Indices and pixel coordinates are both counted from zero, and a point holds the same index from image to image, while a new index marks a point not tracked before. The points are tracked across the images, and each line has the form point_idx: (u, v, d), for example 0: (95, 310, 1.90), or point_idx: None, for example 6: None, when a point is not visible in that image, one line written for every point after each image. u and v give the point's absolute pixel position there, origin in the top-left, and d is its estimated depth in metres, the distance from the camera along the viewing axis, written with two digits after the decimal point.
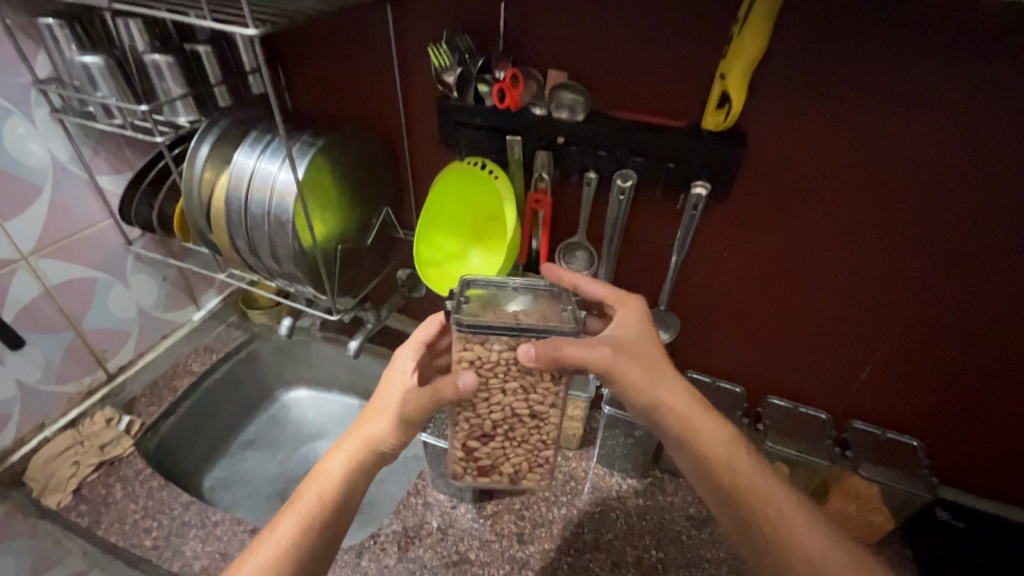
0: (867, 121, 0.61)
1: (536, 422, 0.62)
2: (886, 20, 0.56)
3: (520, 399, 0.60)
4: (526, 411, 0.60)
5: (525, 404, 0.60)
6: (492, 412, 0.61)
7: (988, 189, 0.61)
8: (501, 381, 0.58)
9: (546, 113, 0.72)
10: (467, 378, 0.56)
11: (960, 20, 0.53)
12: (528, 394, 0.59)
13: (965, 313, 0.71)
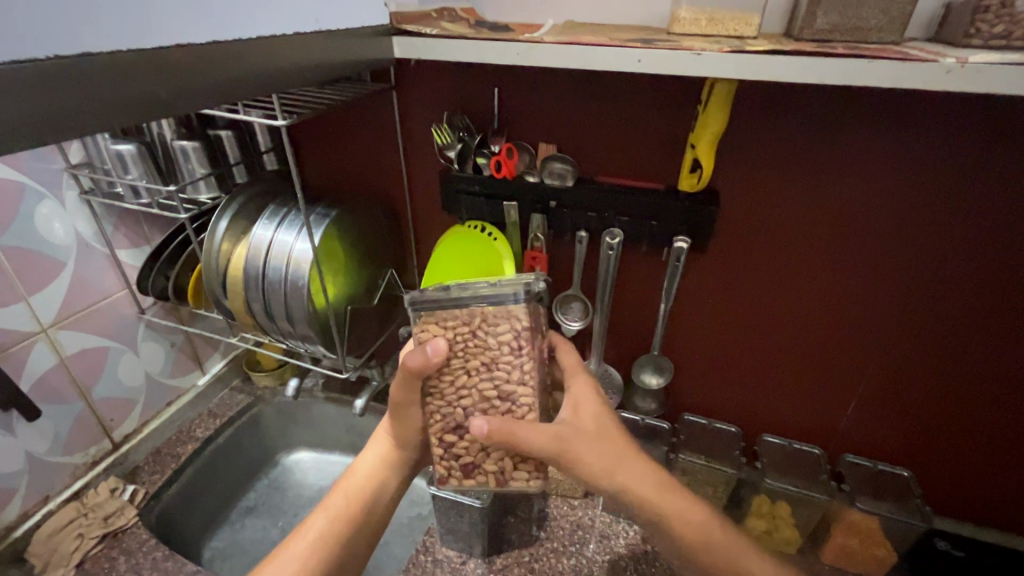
0: (822, 179, 0.70)
1: (506, 405, 0.55)
2: (828, 97, 0.65)
3: (483, 378, 0.55)
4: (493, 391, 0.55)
5: (491, 384, 0.55)
6: (461, 397, 0.56)
7: (940, 231, 0.68)
8: (464, 361, 0.55)
9: (539, 179, 0.80)
10: (438, 343, 0.54)
11: (890, 95, 0.63)
12: (492, 372, 0.55)
13: (938, 342, 0.77)
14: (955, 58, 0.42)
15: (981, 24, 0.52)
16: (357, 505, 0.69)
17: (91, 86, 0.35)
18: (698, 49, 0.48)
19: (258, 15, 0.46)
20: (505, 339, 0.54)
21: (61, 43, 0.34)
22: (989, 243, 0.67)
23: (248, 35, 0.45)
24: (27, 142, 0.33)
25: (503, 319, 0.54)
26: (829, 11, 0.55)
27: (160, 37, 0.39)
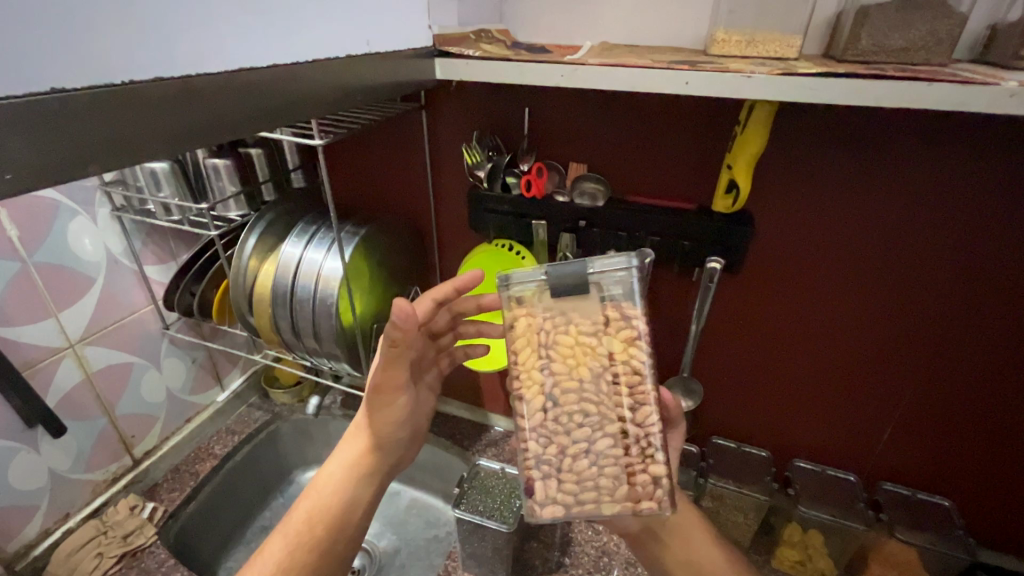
0: (861, 199, 0.69)
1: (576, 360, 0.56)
2: (873, 117, 0.64)
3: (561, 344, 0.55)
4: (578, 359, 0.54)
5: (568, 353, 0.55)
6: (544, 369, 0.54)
7: (1002, 251, 0.66)
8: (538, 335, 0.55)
9: (569, 200, 0.79)
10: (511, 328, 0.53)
11: (935, 116, 0.62)
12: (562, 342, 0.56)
13: (997, 367, 0.74)
14: (1015, 83, 0.42)
15: None
16: (324, 523, 0.63)
17: (161, 111, 0.35)
18: (746, 72, 0.48)
19: (311, 39, 0.46)
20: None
21: (136, 69, 0.33)
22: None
23: (304, 59, 0.46)
24: (100, 167, 0.33)
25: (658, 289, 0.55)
26: (873, 33, 0.55)
27: (226, 63, 0.39)
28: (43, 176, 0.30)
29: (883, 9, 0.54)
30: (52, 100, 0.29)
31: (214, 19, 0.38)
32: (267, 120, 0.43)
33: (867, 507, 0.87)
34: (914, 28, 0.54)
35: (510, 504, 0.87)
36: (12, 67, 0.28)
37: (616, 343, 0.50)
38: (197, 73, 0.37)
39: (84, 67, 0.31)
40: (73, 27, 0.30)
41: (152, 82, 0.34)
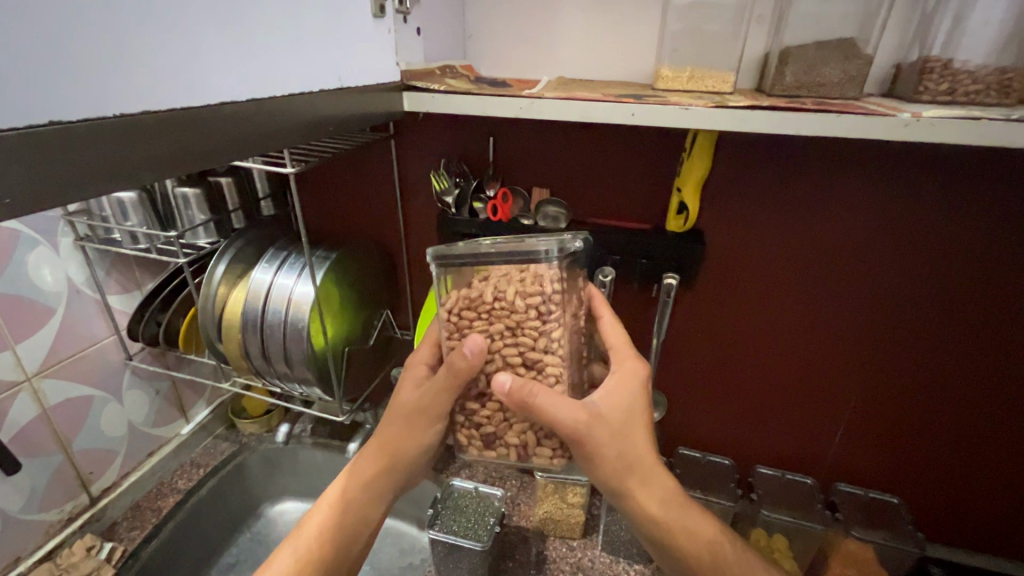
0: (798, 216, 0.75)
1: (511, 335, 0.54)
2: (801, 144, 0.71)
3: (509, 343, 0.54)
4: (519, 359, 0.54)
5: (516, 351, 0.54)
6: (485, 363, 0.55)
7: (921, 260, 0.73)
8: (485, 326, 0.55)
9: (533, 223, 0.82)
10: (476, 343, 0.53)
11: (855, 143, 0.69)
12: (517, 338, 0.54)
13: (935, 367, 0.80)
14: (910, 113, 0.48)
15: (928, 82, 0.60)
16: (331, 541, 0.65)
17: (149, 142, 0.37)
18: (685, 104, 0.53)
19: (289, 75, 0.50)
20: (533, 301, 0.53)
21: (128, 102, 0.36)
22: (993, 275, 0.71)
23: (281, 94, 0.49)
24: (92, 194, 0.34)
25: (522, 273, 0.53)
26: (796, 71, 0.62)
27: (207, 96, 0.42)
28: (36, 200, 0.31)
29: (802, 53, 0.62)
30: (52, 130, 0.31)
31: (200, 57, 0.41)
32: (246, 148, 0.45)
33: (824, 508, 0.91)
34: (829, 66, 0.61)
35: (484, 522, 0.88)
36: (19, 100, 0.30)
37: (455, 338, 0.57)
38: (184, 105, 0.40)
39: (86, 102, 0.33)
40: (78, 65, 0.33)
41: (143, 114, 0.37)
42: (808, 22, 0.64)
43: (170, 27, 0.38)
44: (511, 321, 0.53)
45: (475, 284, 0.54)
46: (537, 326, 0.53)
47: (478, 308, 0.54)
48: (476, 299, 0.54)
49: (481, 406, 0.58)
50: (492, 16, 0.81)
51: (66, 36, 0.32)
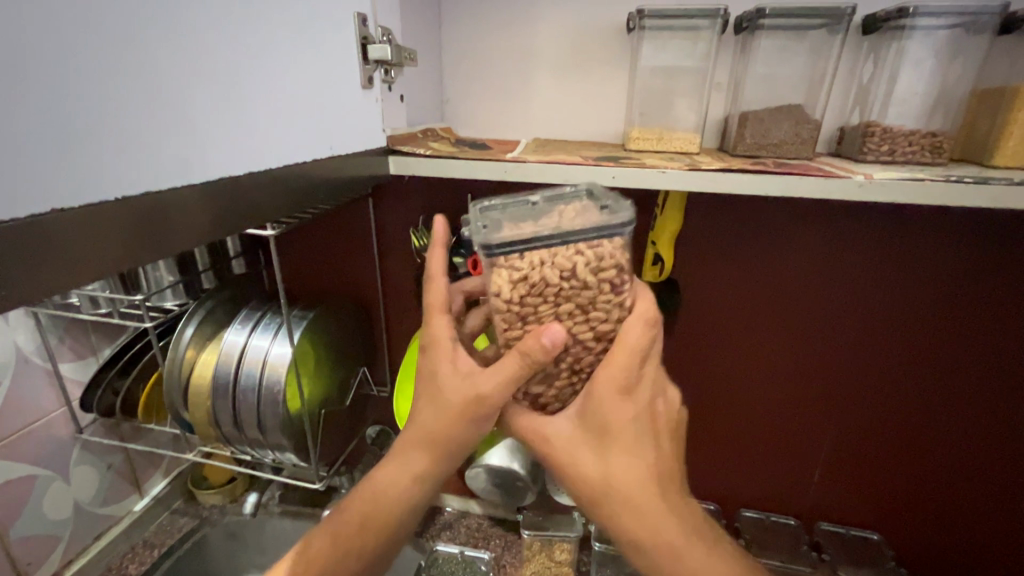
0: (765, 265, 0.80)
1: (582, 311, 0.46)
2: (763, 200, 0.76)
3: (579, 321, 0.46)
4: (591, 334, 0.47)
5: (586, 327, 0.47)
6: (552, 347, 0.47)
7: (879, 302, 0.78)
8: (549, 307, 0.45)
9: None
10: (558, 333, 0.44)
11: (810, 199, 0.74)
12: (587, 313, 0.46)
13: (900, 403, 0.84)
14: (863, 176, 0.53)
15: (870, 145, 0.66)
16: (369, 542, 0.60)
17: (168, 217, 0.37)
18: (661, 168, 0.57)
19: (289, 143, 0.49)
20: (605, 275, 0.45)
21: (136, 184, 0.33)
22: (946, 315, 0.76)
23: (280, 165, 0.48)
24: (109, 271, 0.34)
25: (595, 248, 0.44)
26: (754, 134, 0.68)
27: (214, 169, 0.40)
28: (55, 283, 0.31)
29: (760, 118, 0.68)
30: (84, 213, 0.31)
31: (209, 134, 0.39)
32: (252, 216, 0.45)
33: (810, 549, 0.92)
34: (784, 131, 0.67)
35: None
36: (28, 193, 0.27)
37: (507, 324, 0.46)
38: (191, 183, 0.38)
39: (100, 188, 0.31)
40: (94, 150, 0.30)
41: (167, 192, 0.36)
42: (762, 90, 0.69)
43: (184, 106, 0.36)
44: (582, 300, 0.45)
45: (533, 268, 0.44)
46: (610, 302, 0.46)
47: (546, 293, 0.44)
48: (543, 283, 0.44)
49: (545, 387, 0.50)
50: (470, 82, 0.85)
51: (86, 122, 0.30)
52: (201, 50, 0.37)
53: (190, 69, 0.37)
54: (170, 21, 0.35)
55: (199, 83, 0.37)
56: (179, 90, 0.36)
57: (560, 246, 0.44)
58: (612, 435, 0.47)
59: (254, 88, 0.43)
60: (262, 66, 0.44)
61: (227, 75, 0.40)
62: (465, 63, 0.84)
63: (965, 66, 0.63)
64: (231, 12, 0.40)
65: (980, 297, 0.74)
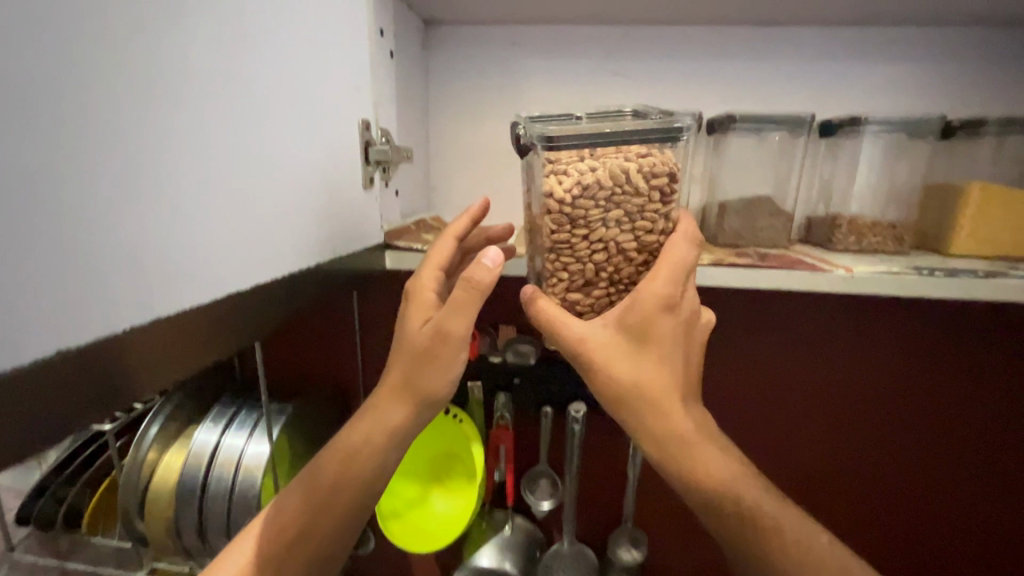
0: (752, 338, 0.86)
1: (630, 219, 0.50)
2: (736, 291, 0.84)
3: (626, 229, 0.50)
4: (634, 244, 0.51)
5: (631, 236, 0.51)
6: (594, 251, 0.51)
7: (858, 366, 0.85)
8: (600, 210, 0.49)
9: (503, 359, 0.84)
10: (495, 253, 0.51)
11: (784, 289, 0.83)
12: (634, 222, 0.50)
13: (892, 463, 0.88)
14: (843, 270, 0.56)
15: (839, 236, 0.70)
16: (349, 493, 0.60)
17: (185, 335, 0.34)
18: None
19: (295, 249, 0.46)
20: (656, 183, 0.49)
21: (147, 313, 0.30)
22: (917, 375, 0.84)
23: (285, 273, 0.45)
24: (116, 404, 0.31)
25: (646, 157, 0.49)
26: (732, 225, 0.72)
27: (218, 286, 0.36)
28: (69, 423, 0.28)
29: (738, 209, 0.72)
30: (105, 343, 0.28)
31: (213, 250, 0.36)
32: (267, 318, 0.43)
33: None
34: (760, 223, 0.71)
35: None
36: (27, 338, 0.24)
37: (559, 224, 0.50)
38: (196, 303, 0.34)
39: (100, 323, 0.27)
40: (104, 291, 0.27)
41: (187, 310, 0.34)
42: (740, 184, 0.74)
43: (192, 224, 0.33)
44: (635, 205, 0.49)
45: (593, 168, 0.48)
46: (659, 211, 0.50)
47: (600, 194, 0.49)
48: (598, 184, 0.49)
49: (583, 296, 0.53)
50: (458, 172, 0.88)
51: (100, 262, 0.27)
52: (216, 165, 0.35)
53: (203, 186, 0.34)
54: (189, 139, 0.33)
55: (209, 199, 0.35)
56: (189, 209, 0.33)
57: (613, 152, 0.48)
58: (646, 338, 0.50)
59: (268, 197, 0.41)
60: (282, 178, 0.43)
61: (240, 187, 0.38)
62: (454, 154, 0.87)
63: (911, 167, 0.69)
64: (257, 128, 0.39)
65: (941, 357, 0.83)
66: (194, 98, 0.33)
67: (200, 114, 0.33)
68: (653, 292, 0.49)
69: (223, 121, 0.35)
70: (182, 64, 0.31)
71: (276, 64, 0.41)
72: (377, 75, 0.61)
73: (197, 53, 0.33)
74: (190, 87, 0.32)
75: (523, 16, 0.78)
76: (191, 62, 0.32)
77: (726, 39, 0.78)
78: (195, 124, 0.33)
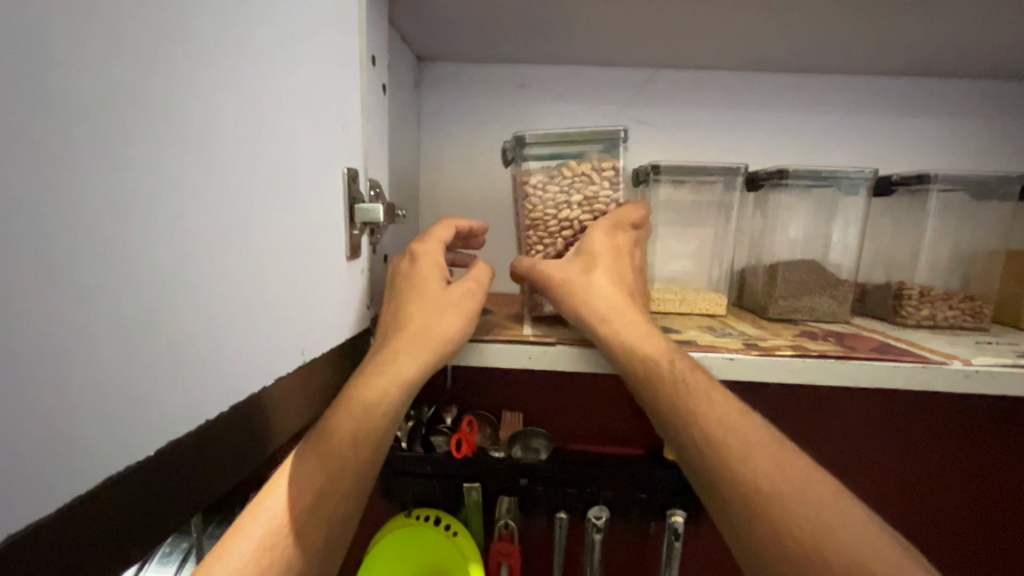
0: (808, 423, 0.78)
1: (588, 202, 0.54)
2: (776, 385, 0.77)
3: (585, 210, 0.54)
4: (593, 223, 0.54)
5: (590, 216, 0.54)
6: (560, 229, 0.54)
7: (924, 454, 0.77)
8: (563, 193, 0.54)
9: (507, 454, 0.67)
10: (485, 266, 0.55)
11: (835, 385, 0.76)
12: (592, 205, 0.54)
13: (962, 558, 0.80)
14: (959, 360, 0.45)
15: (908, 308, 0.60)
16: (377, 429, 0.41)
17: (121, 514, 0.22)
18: (727, 353, 0.46)
19: (241, 363, 0.29)
20: (609, 174, 0.53)
21: None
22: (988, 465, 0.77)
23: (217, 411, 0.28)
24: None
25: (601, 156, 0.54)
26: (785, 295, 0.61)
27: (75, 473, 0.19)
28: None
29: (791, 276, 0.61)
30: None
31: (78, 407, 0.19)
32: (238, 465, 0.31)
33: None
34: (818, 293, 0.61)
35: None
36: None
37: (530, 210, 0.55)
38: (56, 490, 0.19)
39: None
40: None
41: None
42: (790, 246, 0.64)
43: (22, 369, 0.17)
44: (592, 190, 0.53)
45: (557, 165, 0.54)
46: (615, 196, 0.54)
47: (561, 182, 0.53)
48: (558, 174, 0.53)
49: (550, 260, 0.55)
50: None
51: None
52: (98, 251, 0.19)
53: (62, 289, 0.18)
54: (37, 208, 0.17)
55: (78, 312, 0.19)
56: (17, 341, 0.17)
57: (575, 150, 0.54)
58: (595, 259, 0.50)
59: (213, 279, 0.26)
60: (246, 251, 0.29)
61: (149, 281, 0.22)
62: (448, 207, 0.74)
63: (988, 224, 0.60)
64: (214, 175, 0.26)
65: (1013, 447, 0.76)
66: (68, 122, 0.18)
67: (70, 163, 0.18)
68: (596, 233, 0.52)
69: (117, 173, 0.20)
70: (28, 72, 0.16)
71: (228, 88, 0.27)
72: (369, 116, 0.48)
73: (67, 53, 0.18)
74: (49, 114, 0.17)
75: (535, 55, 0.68)
76: (51, 69, 0.17)
77: (761, 87, 0.70)
78: (49, 167, 0.17)
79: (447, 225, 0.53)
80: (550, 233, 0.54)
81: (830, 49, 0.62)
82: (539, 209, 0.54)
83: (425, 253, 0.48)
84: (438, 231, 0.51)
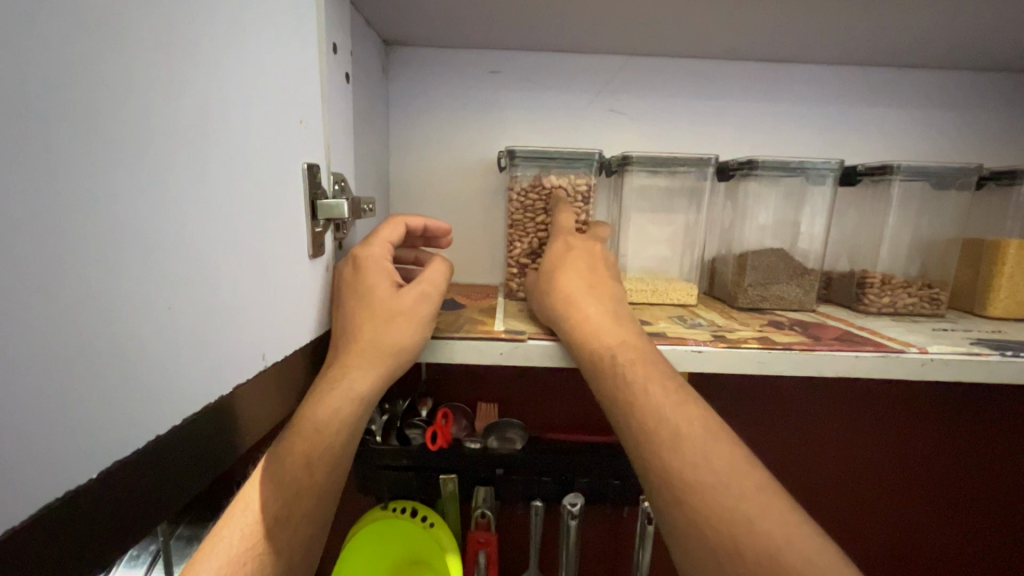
0: (781, 403, 0.80)
1: None
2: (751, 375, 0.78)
3: None
4: None
5: None
6: (537, 232, 0.59)
7: (889, 432, 0.80)
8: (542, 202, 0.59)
9: (483, 444, 0.68)
10: None
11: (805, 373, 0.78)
12: None
13: (920, 531, 0.84)
14: (917, 348, 0.46)
15: (870, 295, 0.61)
16: (330, 447, 0.40)
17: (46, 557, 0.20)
18: (695, 345, 0.46)
19: (193, 371, 0.28)
20: (579, 188, 0.59)
21: None
22: (948, 442, 0.80)
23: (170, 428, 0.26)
24: None
25: (578, 176, 0.59)
26: (754, 284, 0.62)
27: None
28: None
29: (759, 264, 0.62)
30: None
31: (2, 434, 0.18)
32: (194, 474, 0.29)
33: None
34: (785, 283, 0.62)
35: None
36: None
37: (513, 212, 0.60)
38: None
39: None
40: None
41: None
42: (760, 232, 0.65)
43: None
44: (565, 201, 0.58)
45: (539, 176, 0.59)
46: (585, 207, 0.59)
47: (541, 190, 0.59)
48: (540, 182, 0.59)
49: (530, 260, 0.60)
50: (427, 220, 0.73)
51: None
52: (8, 270, 0.17)
53: None
54: None
55: None
56: None
57: (558, 164, 0.59)
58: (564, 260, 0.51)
59: (153, 280, 0.24)
60: (189, 250, 0.27)
61: (77, 289, 0.20)
62: (422, 198, 0.73)
63: (947, 213, 0.62)
64: (150, 165, 0.24)
65: (969, 424, 0.80)
66: None
67: None
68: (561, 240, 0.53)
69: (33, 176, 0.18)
70: None
71: (166, 80, 0.25)
72: (332, 107, 0.47)
73: None
74: None
75: (506, 40, 0.66)
76: None
77: (733, 75, 0.70)
78: None
79: (398, 223, 0.52)
80: (528, 237, 0.59)
81: (802, 38, 0.61)
82: (520, 214, 0.59)
83: (370, 257, 0.47)
84: (385, 230, 0.50)
